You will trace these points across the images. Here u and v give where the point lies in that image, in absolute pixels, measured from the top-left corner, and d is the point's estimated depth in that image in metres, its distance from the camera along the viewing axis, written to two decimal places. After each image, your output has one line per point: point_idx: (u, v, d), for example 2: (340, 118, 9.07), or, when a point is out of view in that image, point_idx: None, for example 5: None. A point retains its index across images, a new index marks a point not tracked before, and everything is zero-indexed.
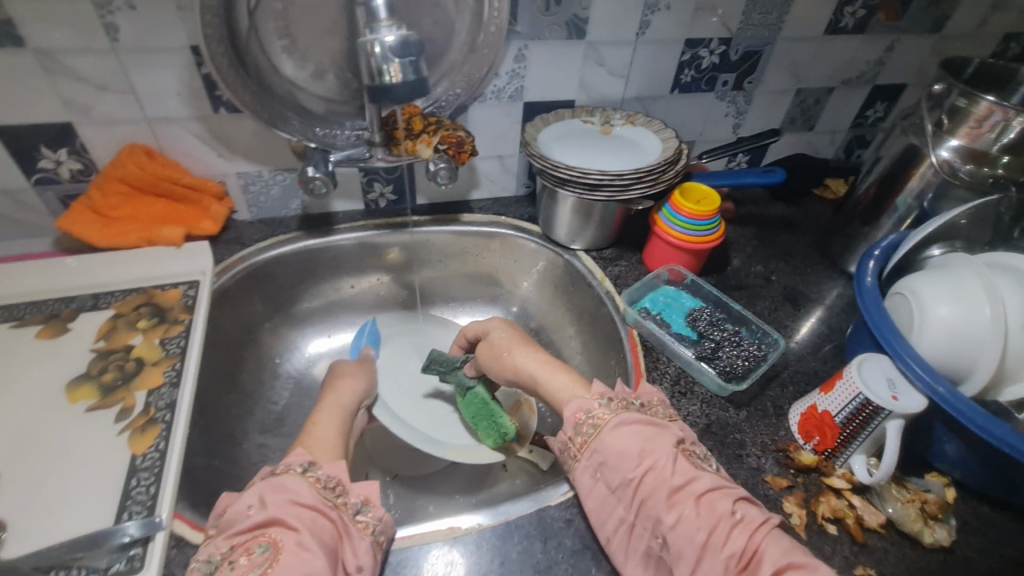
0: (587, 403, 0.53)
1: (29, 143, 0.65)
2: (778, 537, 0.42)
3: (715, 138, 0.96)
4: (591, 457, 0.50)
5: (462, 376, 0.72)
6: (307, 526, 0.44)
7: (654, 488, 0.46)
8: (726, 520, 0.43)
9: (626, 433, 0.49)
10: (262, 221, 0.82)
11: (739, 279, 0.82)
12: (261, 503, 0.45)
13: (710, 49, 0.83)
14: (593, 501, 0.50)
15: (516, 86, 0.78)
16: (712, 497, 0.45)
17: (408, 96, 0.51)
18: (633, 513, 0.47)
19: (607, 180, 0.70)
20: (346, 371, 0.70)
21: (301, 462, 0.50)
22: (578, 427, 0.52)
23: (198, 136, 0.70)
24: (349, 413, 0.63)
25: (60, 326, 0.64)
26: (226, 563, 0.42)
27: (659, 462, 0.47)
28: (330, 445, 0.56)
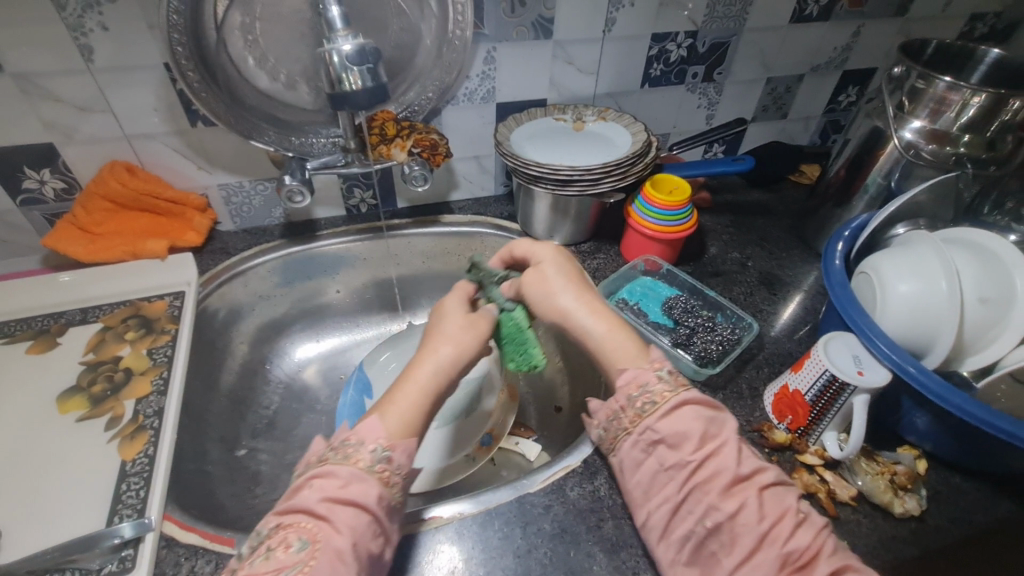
0: (647, 375, 0.48)
1: (13, 166, 0.67)
2: (830, 536, 0.42)
3: (689, 129, 0.98)
4: (644, 430, 0.46)
5: (497, 292, 0.58)
6: (354, 534, 0.41)
7: (713, 473, 0.44)
8: (788, 516, 0.42)
9: (693, 414, 0.46)
10: (246, 231, 0.83)
11: (716, 266, 0.83)
12: (321, 494, 0.43)
13: (677, 42, 0.84)
14: (640, 475, 0.47)
15: (487, 87, 0.80)
16: (775, 492, 0.43)
17: (369, 101, 0.53)
18: (681, 494, 0.44)
19: (578, 176, 0.72)
20: (452, 334, 0.52)
21: (375, 443, 0.45)
22: (632, 400, 0.48)
23: (178, 151, 0.72)
24: (442, 390, 0.50)
25: (50, 341, 0.66)
26: (264, 547, 0.41)
27: (724, 449, 0.44)
28: (410, 425, 0.47)
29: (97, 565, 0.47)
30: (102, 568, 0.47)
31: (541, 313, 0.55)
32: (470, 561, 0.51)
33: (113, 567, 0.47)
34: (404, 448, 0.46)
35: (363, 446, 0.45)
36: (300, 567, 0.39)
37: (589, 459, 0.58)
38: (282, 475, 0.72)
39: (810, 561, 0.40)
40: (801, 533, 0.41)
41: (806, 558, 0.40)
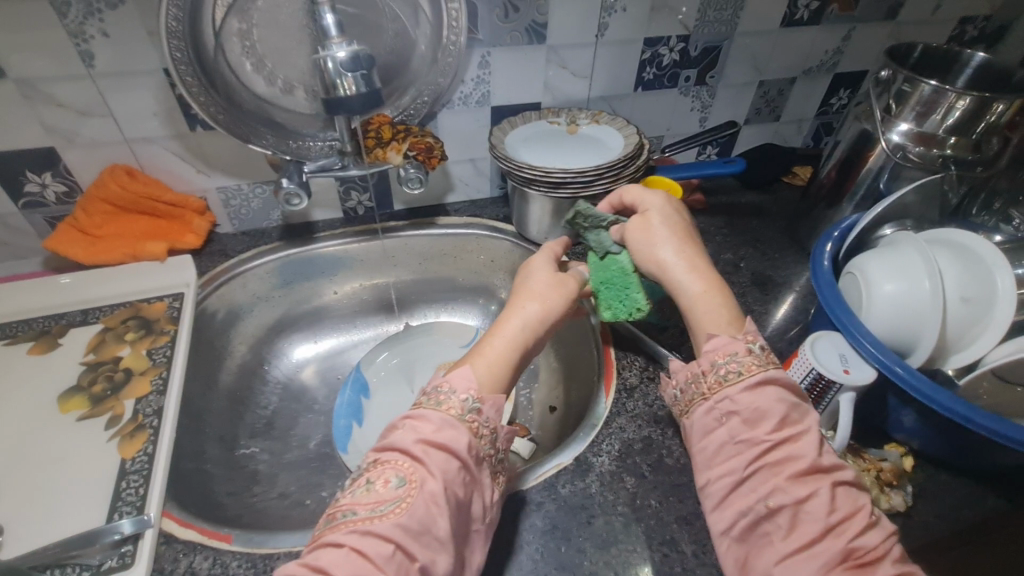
0: (735, 346, 0.50)
1: (14, 170, 0.68)
2: (890, 542, 0.42)
3: (683, 132, 0.99)
4: (722, 399, 0.48)
5: (603, 236, 0.63)
6: (446, 479, 0.44)
7: (786, 458, 0.44)
8: (854, 512, 0.42)
9: (779, 386, 0.48)
10: (245, 233, 0.85)
11: None
12: (420, 438, 0.46)
13: (669, 46, 0.85)
14: (710, 442, 0.48)
15: (482, 91, 0.81)
16: (845, 486, 0.44)
17: (362, 107, 0.54)
18: (747, 472, 0.45)
19: (571, 178, 0.72)
20: (539, 293, 0.58)
21: (466, 393, 0.49)
22: (714, 366, 0.50)
23: (177, 154, 0.73)
24: (532, 343, 0.56)
25: (51, 342, 0.67)
26: (368, 478, 0.44)
27: (803, 437, 0.45)
28: (497, 370, 0.52)
29: (97, 560, 0.48)
30: (103, 564, 0.48)
31: (642, 265, 0.60)
32: None
33: (113, 563, 0.48)
34: (489, 403, 0.49)
35: (455, 394, 0.49)
36: (399, 502, 0.42)
37: (580, 457, 0.59)
38: (281, 473, 0.73)
39: (869, 559, 0.40)
40: (860, 528, 0.41)
41: (859, 552, 0.40)
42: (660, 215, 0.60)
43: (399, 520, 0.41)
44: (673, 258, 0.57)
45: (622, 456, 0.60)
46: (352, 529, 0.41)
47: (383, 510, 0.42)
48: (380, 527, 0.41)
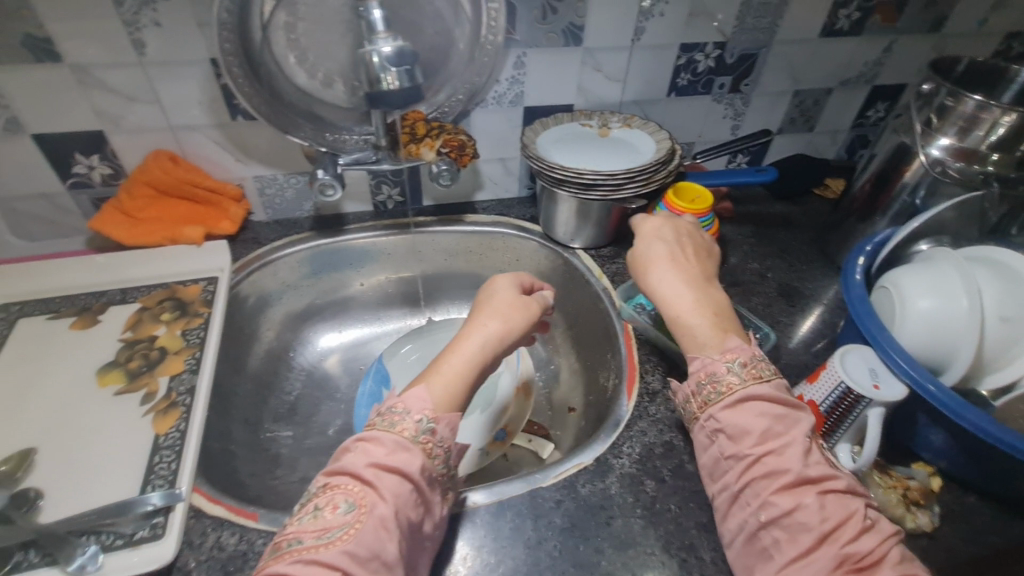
0: (712, 365, 0.52)
1: (64, 151, 0.71)
2: (894, 548, 0.42)
3: (715, 139, 0.98)
4: (709, 418, 0.50)
5: None
6: (397, 502, 0.45)
7: (773, 471, 0.45)
8: (846, 519, 0.43)
9: (761, 401, 0.48)
10: (278, 222, 0.86)
11: (735, 276, 0.83)
12: (371, 462, 0.46)
13: (705, 53, 0.85)
14: (707, 459, 0.50)
15: (516, 91, 0.81)
16: (836, 492, 0.44)
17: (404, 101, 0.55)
18: (739, 487, 0.47)
19: (601, 180, 0.73)
20: (500, 310, 0.57)
21: (420, 414, 0.49)
22: (700, 386, 0.52)
23: (218, 142, 0.75)
24: (490, 361, 0.55)
25: (92, 317, 0.69)
26: (315, 506, 0.44)
27: (787, 449, 0.46)
28: (451, 391, 0.51)
29: (129, 530, 0.49)
30: (135, 533, 0.49)
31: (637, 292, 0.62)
32: (482, 549, 0.52)
33: (145, 532, 0.49)
34: (445, 424, 0.49)
35: (409, 415, 0.49)
36: (347, 528, 0.43)
37: (601, 458, 0.59)
38: (303, 458, 0.74)
39: (862, 566, 0.41)
40: (856, 533, 0.42)
41: (852, 559, 0.41)
42: (658, 240, 0.61)
43: (346, 547, 0.42)
44: (661, 284, 0.58)
45: (643, 460, 0.59)
46: (296, 558, 0.41)
47: (330, 538, 0.42)
48: (327, 555, 0.41)
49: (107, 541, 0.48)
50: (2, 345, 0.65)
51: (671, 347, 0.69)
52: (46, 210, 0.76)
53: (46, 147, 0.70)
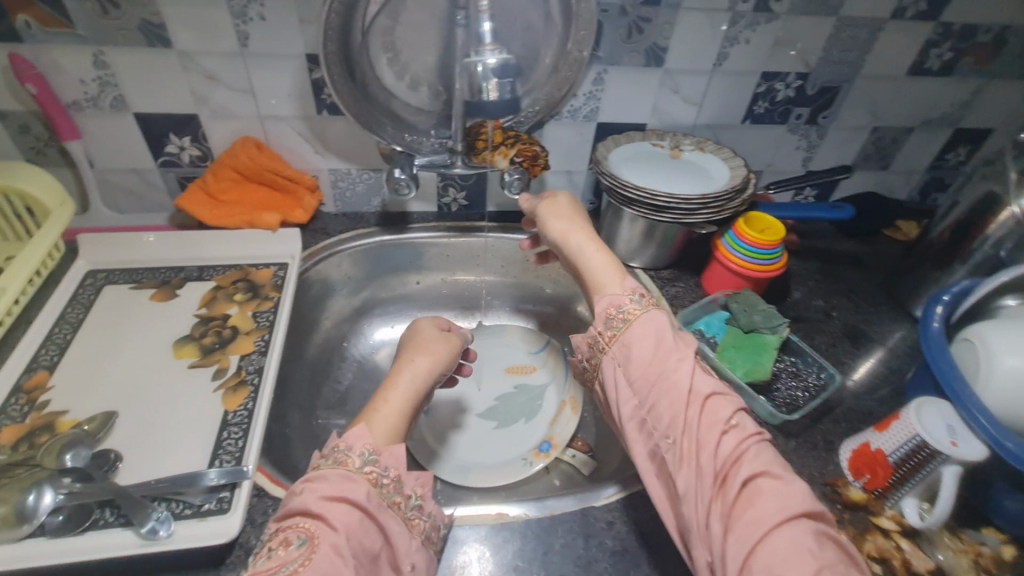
0: (620, 299, 0.58)
1: (161, 131, 0.75)
2: (762, 446, 0.48)
3: (784, 170, 0.96)
4: (616, 348, 0.56)
5: (763, 315, 0.72)
6: (349, 529, 0.45)
7: (669, 390, 0.51)
8: (723, 424, 0.49)
9: (657, 326, 0.55)
10: (345, 214, 0.89)
11: (798, 311, 0.81)
12: (317, 495, 0.46)
13: (786, 82, 0.84)
14: (615, 391, 0.56)
15: (592, 106, 0.82)
16: (717, 401, 0.50)
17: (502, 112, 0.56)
18: (642, 408, 0.53)
19: (674, 204, 0.72)
20: (426, 347, 0.62)
21: (363, 449, 0.50)
22: (609, 322, 0.58)
23: (301, 133, 0.78)
24: (422, 394, 0.59)
25: (170, 291, 0.72)
26: (267, 549, 0.44)
27: (676, 369, 0.52)
28: (390, 426, 0.54)
29: (197, 501, 0.51)
30: (202, 506, 0.50)
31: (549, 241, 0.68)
32: (531, 562, 0.52)
33: (212, 506, 0.51)
34: (385, 454, 0.51)
35: (352, 452, 0.50)
36: (300, 561, 0.42)
37: None
38: None
39: (736, 463, 0.47)
40: (732, 437, 0.48)
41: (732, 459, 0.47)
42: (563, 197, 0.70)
43: None
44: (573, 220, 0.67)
45: None
46: None
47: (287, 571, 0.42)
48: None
49: (176, 510, 0.50)
50: (89, 309, 0.68)
51: (730, 379, 0.68)
52: (137, 185, 0.80)
53: (143, 125, 0.74)
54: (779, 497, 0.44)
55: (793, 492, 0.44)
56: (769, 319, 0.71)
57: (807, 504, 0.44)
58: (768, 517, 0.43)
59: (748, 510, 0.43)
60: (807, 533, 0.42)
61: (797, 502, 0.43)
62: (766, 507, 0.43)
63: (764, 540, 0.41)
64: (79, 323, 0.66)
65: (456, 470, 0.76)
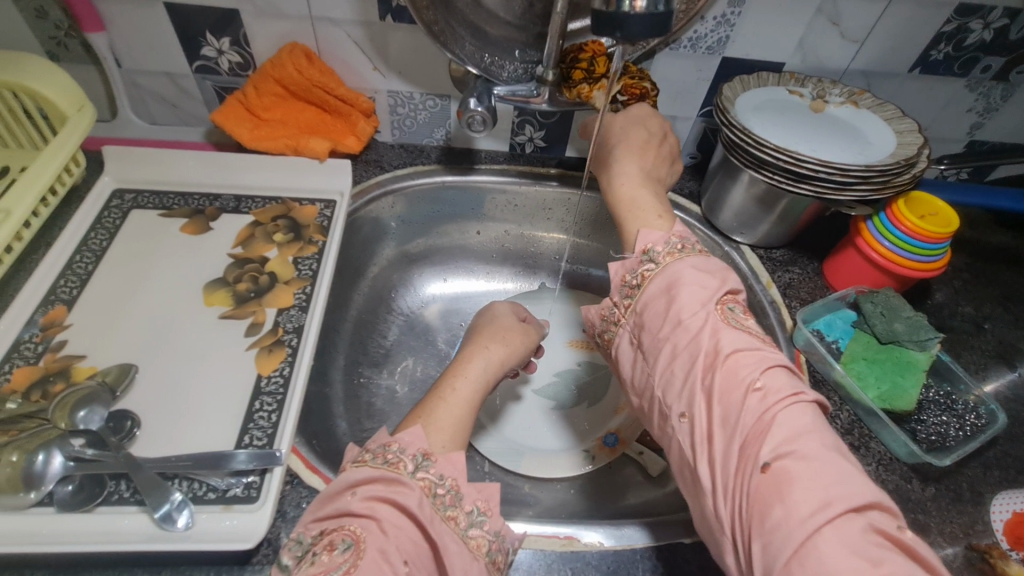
0: (632, 263, 0.49)
1: (195, 28, 0.62)
2: (801, 414, 0.37)
3: (943, 138, 0.76)
4: (630, 319, 0.48)
5: (906, 327, 0.57)
6: (399, 540, 0.38)
7: (684, 357, 0.42)
8: (746, 389, 0.38)
9: (675, 280, 0.46)
10: (403, 146, 0.76)
11: (941, 318, 0.66)
12: (364, 494, 0.40)
13: (986, 20, 0.63)
14: (629, 365, 0.47)
15: (721, 35, 0.64)
16: (741, 360, 0.40)
17: (641, 32, 0.41)
18: (656, 383, 0.44)
19: (825, 174, 0.56)
20: (503, 336, 0.60)
21: (416, 452, 0.44)
22: (624, 290, 0.49)
23: (357, 43, 0.64)
24: (491, 385, 0.55)
25: (203, 223, 0.63)
26: (310, 554, 0.37)
27: (689, 329, 0.43)
28: (453, 425, 0.48)
29: (222, 485, 0.43)
30: (228, 491, 0.43)
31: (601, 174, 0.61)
32: None
33: (239, 492, 0.43)
34: (443, 460, 0.44)
35: (403, 454, 0.43)
36: (345, 568, 0.36)
37: None
38: (394, 414, 0.68)
39: (760, 440, 0.36)
40: (757, 408, 0.38)
41: (754, 436, 0.37)
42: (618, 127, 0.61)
43: None
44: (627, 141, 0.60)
45: None
46: None
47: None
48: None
49: (198, 492, 0.43)
50: (113, 236, 0.60)
51: (858, 399, 0.56)
52: (170, 92, 0.69)
53: (175, 20, 0.61)
54: (814, 480, 0.33)
55: (834, 475, 0.34)
56: (915, 331, 0.57)
57: (854, 493, 0.33)
58: (802, 512, 0.32)
59: (775, 503, 0.33)
60: (853, 531, 0.31)
61: (842, 493, 0.33)
62: (799, 500, 0.33)
63: (794, 545, 0.32)
64: (102, 252, 0.58)
65: (507, 453, 0.67)
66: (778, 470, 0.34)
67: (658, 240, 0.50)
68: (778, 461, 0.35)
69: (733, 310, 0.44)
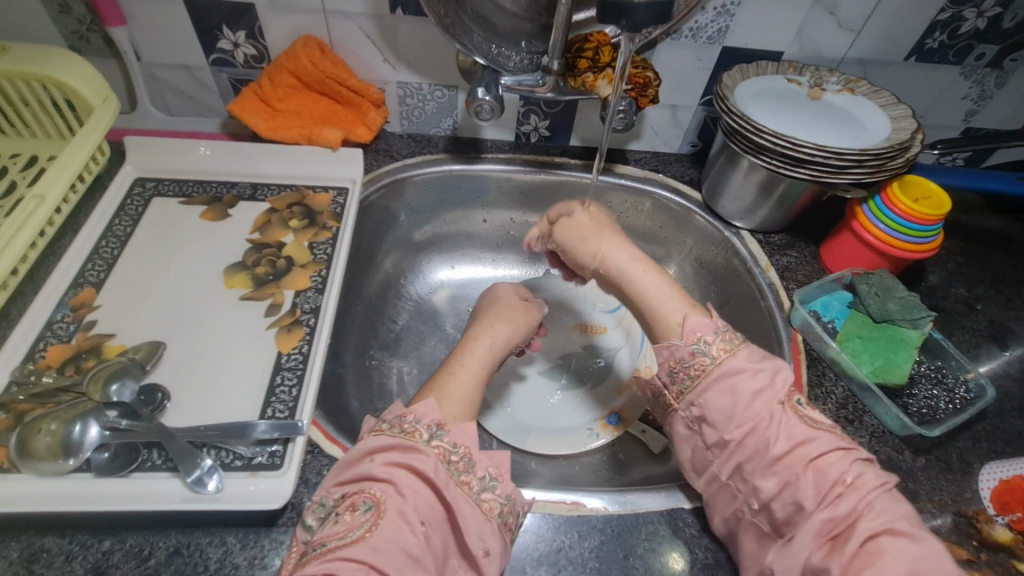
0: (681, 350, 0.48)
1: (211, 21, 0.64)
2: (890, 501, 0.40)
3: (938, 125, 0.77)
4: (688, 406, 0.47)
5: (902, 309, 0.59)
6: (417, 501, 0.41)
7: (754, 452, 0.43)
8: (835, 482, 0.40)
9: (738, 380, 0.45)
10: (411, 136, 0.78)
11: (934, 299, 0.68)
12: (383, 460, 0.43)
13: (978, 9, 0.64)
14: (689, 449, 0.48)
15: (721, 25, 0.66)
16: (828, 458, 0.41)
17: (644, 20, 0.43)
18: (728, 476, 0.44)
19: (821, 158, 0.58)
20: (506, 314, 0.62)
21: (431, 422, 0.46)
22: (673, 375, 0.49)
23: (368, 35, 0.66)
24: (498, 361, 0.58)
25: (222, 210, 0.65)
26: (334, 514, 0.40)
27: (764, 427, 0.43)
28: (463, 397, 0.51)
29: (247, 453, 0.46)
30: (253, 459, 0.46)
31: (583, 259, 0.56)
32: (610, 564, 0.46)
33: (263, 460, 0.46)
34: (456, 430, 0.46)
35: (419, 423, 0.45)
36: (368, 527, 0.39)
37: None
38: (404, 394, 0.71)
39: (855, 522, 0.39)
40: (852, 500, 0.39)
41: (846, 525, 0.39)
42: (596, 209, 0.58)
43: (372, 542, 0.38)
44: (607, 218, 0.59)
45: None
46: (326, 561, 0.37)
47: (354, 537, 0.38)
48: (354, 551, 0.37)
49: (226, 460, 0.46)
50: (137, 222, 0.62)
51: (853, 375, 0.58)
52: (187, 84, 0.71)
53: (193, 14, 0.64)
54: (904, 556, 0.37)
55: (923, 554, 0.37)
56: (908, 311, 0.59)
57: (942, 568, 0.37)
58: None
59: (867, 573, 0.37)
60: None
61: (931, 566, 0.36)
62: (895, 573, 0.36)
63: None
64: (127, 237, 0.61)
65: (514, 431, 0.69)
66: (873, 550, 0.37)
67: (704, 326, 0.49)
68: (872, 541, 0.38)
69: (803, 404, 0.45)
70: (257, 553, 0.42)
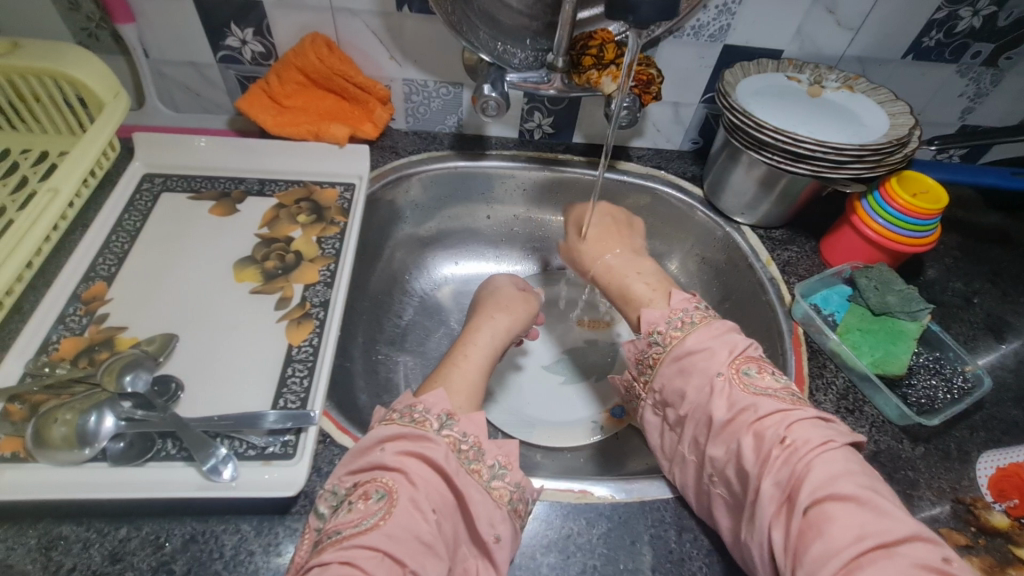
0: (640, 344, 0.53)
1: (220, 19, 0.65)
2: (834, 459, 0.39)
3: (935, 123, 0.79)
4: (652, 395, 0.51)
5: (900, 302, 0.61)
6: (427, 487, 0.41)
7: (699, 421, 0.46)
8: (773, 445, 0.40)
9: (686, 358, 0.48)
10: (416, 133, 0.79)
11: (932, 293, 0.69)
12: (394, 449, 0.44)
13: (974, 8, 0.66)
14: (659, 436, 0.51)
15: (722, 23, 0.67)
16: (766, 423, 0.42)
17: (653, 16, 0.44)
18: (689, 450, 0.47)
19: (821, 154, 0.59)
20: (505, 305, 0.63)
21: (439, 411, 0.47)
22: (640, 367, 0.53)
23: (375, 33, 0.67)
24: (500, 351, 0.59)
25: (230, 206, 0.66)
26: (347, 502, 0.41)
27: (706, 398, 0.46)
28: (468, 387, 0.52)
29: (260, 442, 0.47)
30: (266, 448, 0.46)
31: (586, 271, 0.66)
32: (618, 550, 0.47)
33: (276, 449, 0.47)
34: (464, 419, 0.47)
35: (429, 413, 0.46)
36: (381, 515, 0.39)
37: None
38: (411, 388, 0.71)
39: (797, 487, 0.38)
40: (789, 462, 0.39)
41: (793, 489, 0.38)
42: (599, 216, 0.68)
43: (387, 529, 0.39)
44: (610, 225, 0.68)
45: None
46: (341, 548, 0.38)
47: (368, 525, 0.39)
48: (368, 539, 0.38)
49: (240, 449, 0.46)
50: (146, 218, 0.63)
51: (853, 366, 0.59)
52: (195, 82, 0.72)
53: (202, 12, 0.64)
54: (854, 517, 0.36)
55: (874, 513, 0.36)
56: (907, 303, 0.61)
57: (890, 530, 0.35)
58: (840, 550, 0.34)
59: (814, 539, 0.36)
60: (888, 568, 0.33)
61: (875, 530, 0.35)
62: (841, 539, 0.35)
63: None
64: (137, 231, 0.61)
65: (520, 425, 0.70)
66: (818, 514, 0.36)
67: (659, 318, 0.53)
68: (816, 505, 0.37)
69: (749, 373, 0.46)
70: (271, 540, 0.43)
